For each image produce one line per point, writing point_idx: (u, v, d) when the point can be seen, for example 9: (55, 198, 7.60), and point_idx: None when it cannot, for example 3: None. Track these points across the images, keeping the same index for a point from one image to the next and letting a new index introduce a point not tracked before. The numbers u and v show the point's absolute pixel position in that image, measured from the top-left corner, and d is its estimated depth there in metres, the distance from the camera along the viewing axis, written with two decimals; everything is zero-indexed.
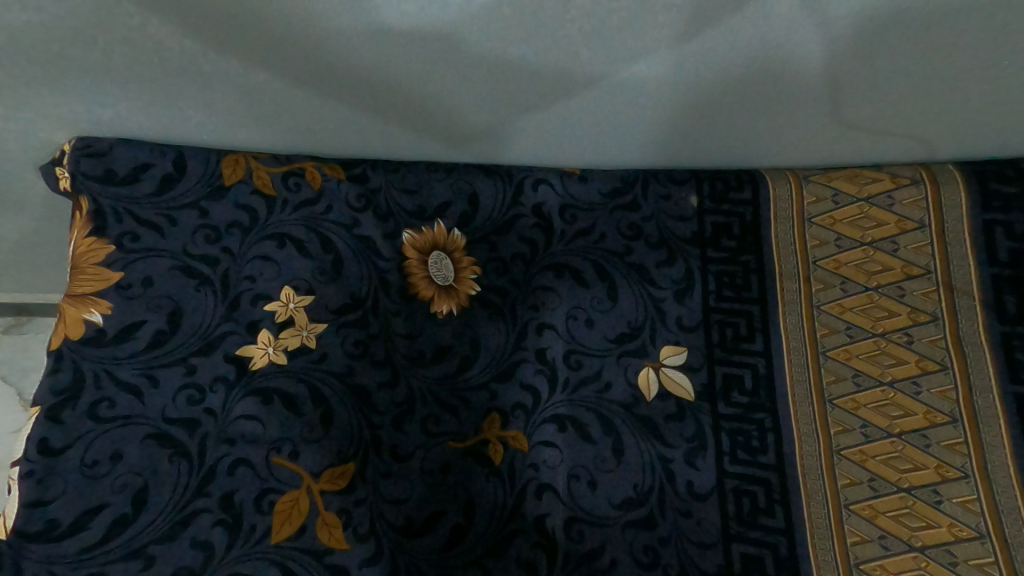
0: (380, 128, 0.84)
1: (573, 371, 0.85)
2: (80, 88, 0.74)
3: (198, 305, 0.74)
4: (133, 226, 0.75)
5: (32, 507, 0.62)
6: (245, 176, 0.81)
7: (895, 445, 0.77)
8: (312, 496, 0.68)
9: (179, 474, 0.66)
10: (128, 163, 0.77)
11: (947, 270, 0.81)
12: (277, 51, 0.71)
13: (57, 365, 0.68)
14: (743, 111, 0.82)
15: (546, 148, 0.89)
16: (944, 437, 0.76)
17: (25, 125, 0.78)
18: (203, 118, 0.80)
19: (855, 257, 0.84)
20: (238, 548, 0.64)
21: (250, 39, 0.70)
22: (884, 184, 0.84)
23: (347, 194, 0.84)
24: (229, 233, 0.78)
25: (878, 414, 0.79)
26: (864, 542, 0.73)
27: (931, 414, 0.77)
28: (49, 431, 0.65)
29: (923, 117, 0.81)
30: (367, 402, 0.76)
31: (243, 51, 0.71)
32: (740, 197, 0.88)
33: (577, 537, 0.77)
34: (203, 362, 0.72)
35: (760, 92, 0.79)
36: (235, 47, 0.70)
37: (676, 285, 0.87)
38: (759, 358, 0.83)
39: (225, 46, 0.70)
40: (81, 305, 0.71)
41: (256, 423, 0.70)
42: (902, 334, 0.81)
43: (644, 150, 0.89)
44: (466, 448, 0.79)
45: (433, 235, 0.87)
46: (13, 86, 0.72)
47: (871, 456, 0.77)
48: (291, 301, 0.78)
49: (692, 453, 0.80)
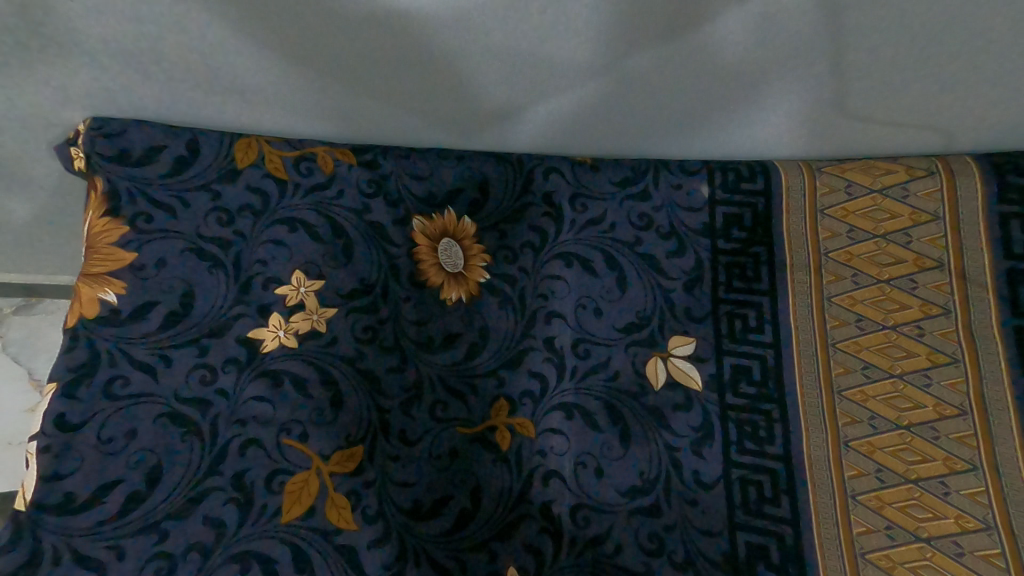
0: (390, 114, 0.84)
1: (581, 360, 0.85)
2: (96, 71, 0.74)
3: (210, 287, 0.75)
4: (147, 207, 0.76)
5: (49, 481, 0.63)
6: (257, 159, 0.81)
7: (902, 438, 0.77)
8: (322, 477, 0.69)
9: (193, 453, 0.67)
10: (141, 145, 0.78)
11: (960, 263, 0.81)
12: (289, 36, 0.71)
13: (72, 343, 0.69)
14: (752, 102, 0.82)
15: (557, 135, 0.89)
16: (953, 430, 0.76)
17: (38, 106, 0.78)
18: (216, 102, 0.80)
19: (867, 249, 0.84)
20: (249, 526, 0.65)
21: (261, 25, 0.70)
22: (898, 176, 0.83)
23: (358, 179, 0.84)
24: (240, 216, 0.78)
25: (887, 406, 0.79)
26: (870, 532, 0.74)
27: (941, 407, 0.77)
28: (65, 408, 0.66)
29: (936, 111, 0.80)
30: (377, 386, 0.77)
31: (256, 36, 0.71)
32: (753, 187, 0.87)
33: (584, 523, 0.77)
34: (216, 343, 0.73)
35: (769, 82, 0.78)
36: (247, 32, 0.71)
37: (686, 274, 0.87)
38: (768, 349, 0.83)
39: (240, 31, 0.70)
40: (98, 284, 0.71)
41: (267, 404, 0.71)
42: (913, 327, 0.81)
43: (654, 138, 0.89)
44: (474, 433, 0.80)
45: (443, 221, 0.87)
46: (27, 67, 0.72)
47: (879, 447, 0.77)
48: (302, 285, 0.78)
49: (699, 442, 0.80)
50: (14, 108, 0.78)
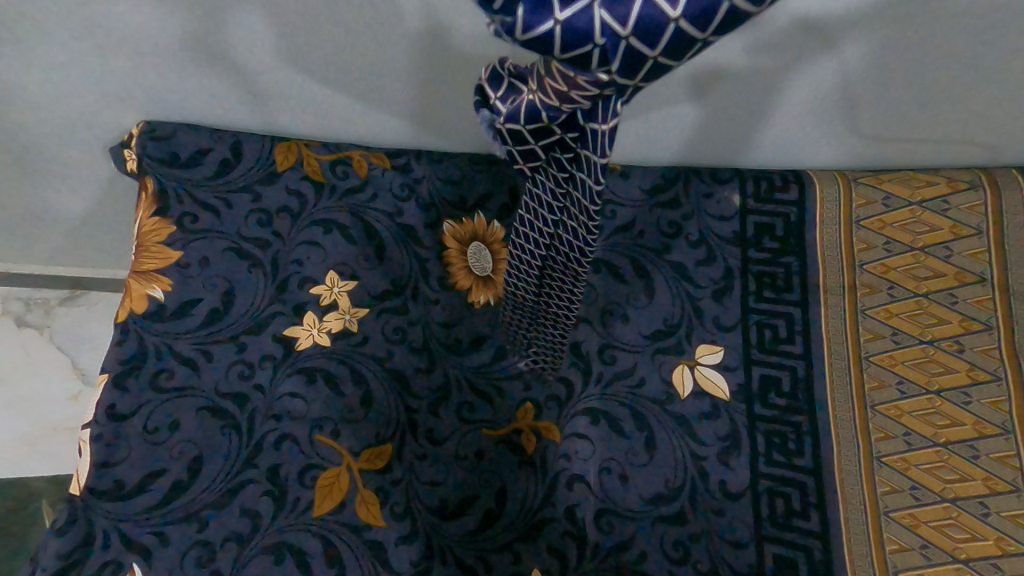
0: (420, 129, 0.88)
1: (607, 366, 0.84)
2: (148, 77, 0.78)
3: (249, 286, 0.78)
4: (193, 208, 0.79)
5: (102, 467, 0.66)
6: (296, 162, 0.85)
7: (949, 512, 0.74)
8: (352, 473, 0.70)
9: (230, 445, 0.69)
10: (190, 148, 0.82)
11: (1008, 314, 0.80)
12: (307, 44, 0.73)
13: (123, 335, 0.73)
14: (807, 83, 0.76)
15: (640, 148, 0.91)
16: (1005, 507, 0.73)
17: (97, 111, 0.83)
18: (257, 111, 0.85)
19: (908, 307, 0.83)
20: (283, 518, 0.66)
21: (282, 37, 0.72)
22: (940, 188, 0.83)
23: (392, 182, 0.87)
24: (279, 217, 0.82)
25: (931, 476, 0.76)
26: (903, 550, 0.74)
27: (991, 481, 0.75)
28: (116, 398, 0.69)
29: (989, 113, 0.77)
30: (406, 387, 0.78)
31: (284, 48, 0.74)
32: (787, 197, 0.88)
33: (766, 402, 0.82)
34: (253, 341, 0.75)
35: (818, 97, 0.78)
36: (276, 39, 0.73)
37: (714, 283, 0.87)
38: (798, 360, 0.84)
39: (265, 33, 0.72)
40: (320, 100, 0.83)
41: (301, 400, 0.73)
42: (960, 393, 0.79)
43: (782, 156, 0.90)
44: (500, 436, 0.79)
45: (473, 226, 0.88)
46: (89, 74, 0.77)
47: (923, 521, 0.75)
48: (336, 285, 0.81)
49: (727, 452, 0.80)
50: (73, 113, 0.83)
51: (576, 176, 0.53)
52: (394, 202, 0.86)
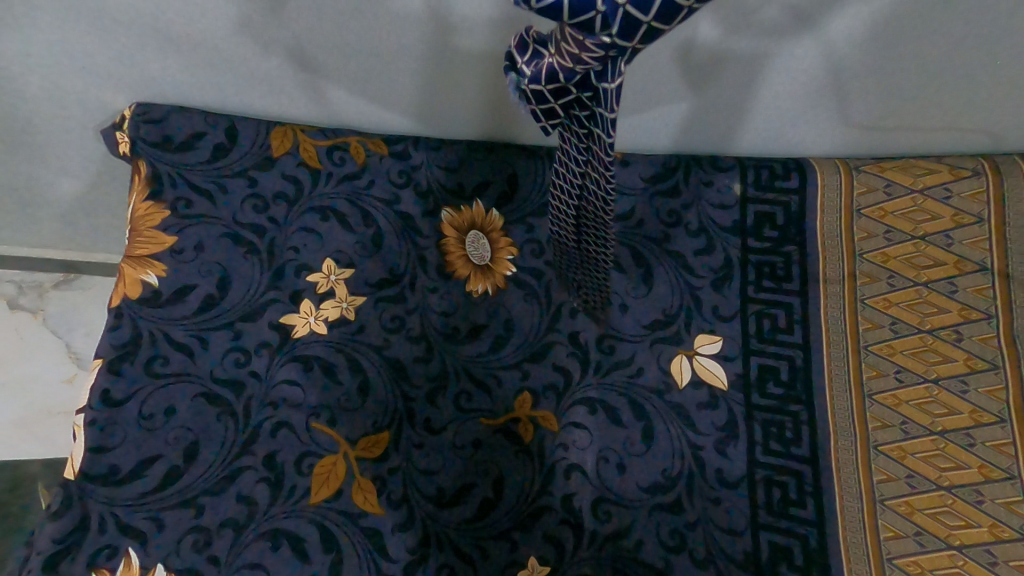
0: (417, 115, 0.87)
1: (606, 355, 0.84)
2: (141, 58, 0.76)
3: (245, 272, 0.77)
4: (188, 192, 0.78)
5: (97, 452, 0.65)
6: (292, 148, 0.83)
7: (943, 500, 0.75)
8: (348, 461, 0.70)
9: (227, 432, 0.69)
10: (184, 132, 0.81)
11: (1009, 303, 0.80)
12: (301, 25, 0.72)
13: (117, 320, 0.72)
14: (799, 63, 0.74)
15: (639, 138, 0.90)
16: (1001, 495, 0.74)
17: (89, 92, 0.81)
18: (251, 95, 0.83)
19: (907, 297, 0.82)
20: (280, 504, 0.66)
21: (276, 15, 0.71)
22: (942, 176, 0.83)
23: (390, 168, 0.86)
24: (275, 203, 0.81)
25: (926, 464, 0.77)
26: (897, 538, 0.74)
27: (986, 469, 0.75)
28: (111, 383, 0.69)
29: (985, 99, 0.78)
30: (403, 375, 0.78)
31: (279, 28, 0.72)
32: (788, 185, 0.87)
33: (764, 391, 0.82)
34: (249, 328, 0.75)
35: (811, 76, 0.76)
36: (270, 18, 0.71)
37: (713, 273, 0.87)
38: (796, 350, 0.83)
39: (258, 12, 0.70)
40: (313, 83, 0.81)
41: (298, 388, 0.73)
42: (958, 381, 0.79)
43: (783, 144, 0.89)
44: (497, 425, 0.79)
45: (471, 214, 0.87)
46: (80, 54, 0.75)
47: (917, 508, 0.75)
48: (333, 273, 0.80)
49: (724, 441, 0.80)
50: (65, 94, 0.81)
51: (595, 133, 0.52)
52: (392, 190, 0.85)
